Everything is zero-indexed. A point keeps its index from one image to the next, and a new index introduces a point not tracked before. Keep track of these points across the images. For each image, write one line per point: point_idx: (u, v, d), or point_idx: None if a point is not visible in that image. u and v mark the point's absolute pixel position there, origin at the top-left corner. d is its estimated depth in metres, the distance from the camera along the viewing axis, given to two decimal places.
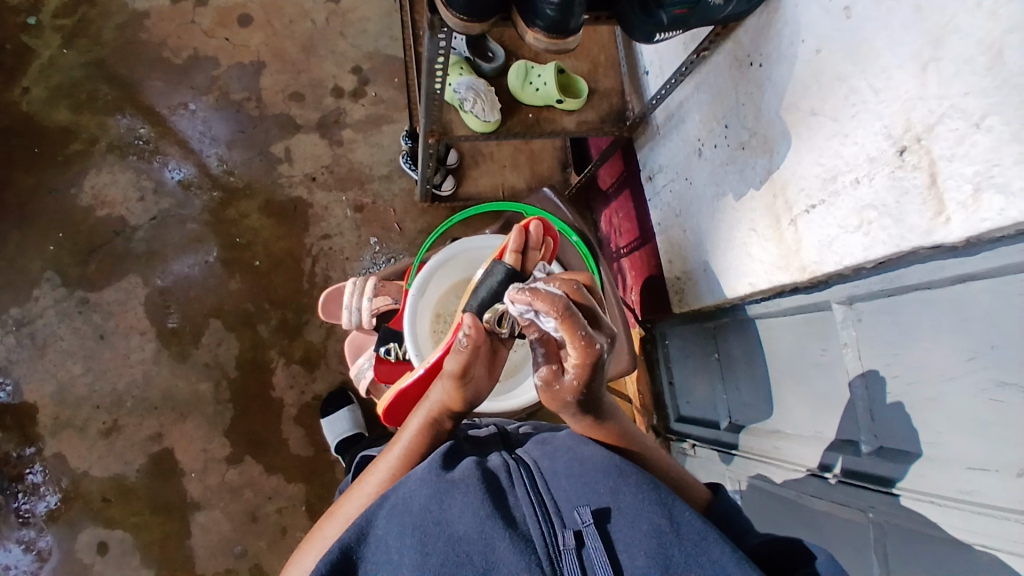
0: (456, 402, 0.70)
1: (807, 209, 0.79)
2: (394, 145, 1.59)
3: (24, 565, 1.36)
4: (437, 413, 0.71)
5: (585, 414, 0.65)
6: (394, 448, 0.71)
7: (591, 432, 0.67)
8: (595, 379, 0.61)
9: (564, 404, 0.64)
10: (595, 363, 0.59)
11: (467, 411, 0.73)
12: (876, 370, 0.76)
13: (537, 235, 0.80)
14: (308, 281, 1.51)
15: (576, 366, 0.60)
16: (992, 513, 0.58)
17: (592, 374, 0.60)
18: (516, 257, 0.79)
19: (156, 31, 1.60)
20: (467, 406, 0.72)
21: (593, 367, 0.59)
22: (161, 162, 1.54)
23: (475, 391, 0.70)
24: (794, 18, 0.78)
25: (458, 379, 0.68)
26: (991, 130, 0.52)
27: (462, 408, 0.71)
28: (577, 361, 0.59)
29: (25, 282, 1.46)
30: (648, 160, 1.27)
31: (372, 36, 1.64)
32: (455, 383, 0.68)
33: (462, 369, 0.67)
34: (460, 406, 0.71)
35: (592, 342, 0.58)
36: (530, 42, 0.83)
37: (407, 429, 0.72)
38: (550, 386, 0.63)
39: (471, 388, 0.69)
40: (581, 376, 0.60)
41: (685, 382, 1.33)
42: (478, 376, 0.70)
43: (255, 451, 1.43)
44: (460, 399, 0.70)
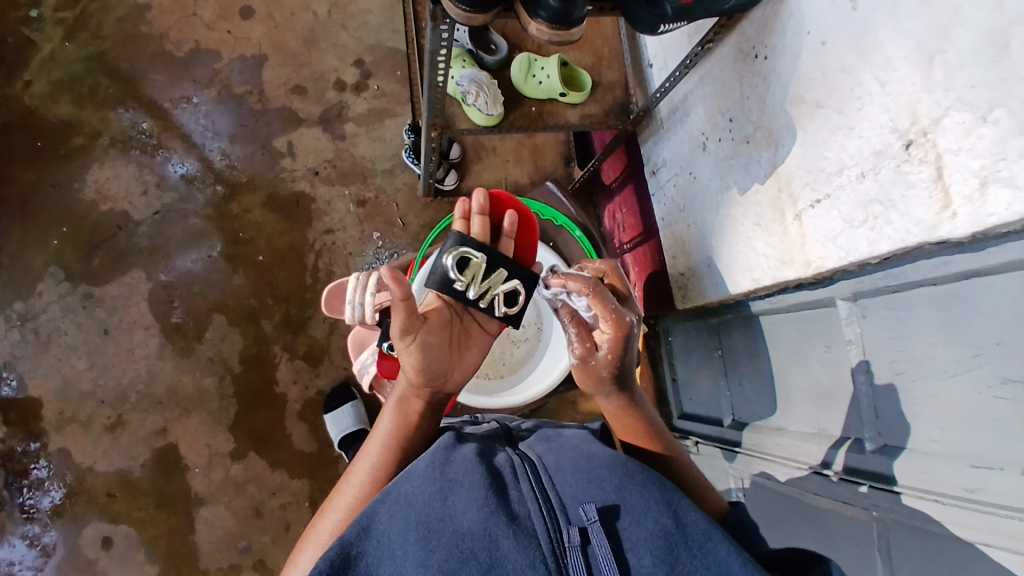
0: (412, 372, 0.72)
1: (812, 204, 0.78)
2: (397, 139, 1.59)
3: (31, 558, 1.37)
4: (405, 394, 0.74)
5: (618, 393, 0.75)
6: (372, 439, 0.72)
7: (619, 415, 0.75)
8: (626, 354, 0.74)
9: (599, 381, 0.75)
10: (625, 334, 0.73)
11: (432, 388, 0.74)
12: (864, 360, 0.78)
13: (477, 202, 0.80)
14: (311, 277, 1.51)
15: (609, 337, 0.73)
16: (995, 511, 0.58)
17: (623, 347, 0.73)
18: (462, 225, 0.82)
19: (158, 25, 1.59)
20: (426, 380, 0.73)
21: (624, 338, 0.73)
22: (163, 156, 1.54)
23: (424, 358, 0.72)
24: (799, 9, 0.77)
25: (401, 341, 0.71)
26: (997, 123, 0.51)
27: (422, 382, 0.73)
28: (610, 335, 0.73)
29: (28, 278, 1.46)
30: (652, 153, 1.26)
31: (373, 28, 1.62)
32: (401, 347, 0.72)
33: (401, 330, 0.70)
34: (417, 376, 0.72)
35: (621, 313, 0.73)
36: (533, 33, 0.82)
37: (382, 418, 0.74)
38: (585, 363, 0.75)
39: (416, 351, 0.71)
40: (614, 349, 0.73)
41: (688, 377, 1.33)
42: (425, 338, 0.72)
43: (259, 446, 1.43)
44: (410, 366, 0.72)
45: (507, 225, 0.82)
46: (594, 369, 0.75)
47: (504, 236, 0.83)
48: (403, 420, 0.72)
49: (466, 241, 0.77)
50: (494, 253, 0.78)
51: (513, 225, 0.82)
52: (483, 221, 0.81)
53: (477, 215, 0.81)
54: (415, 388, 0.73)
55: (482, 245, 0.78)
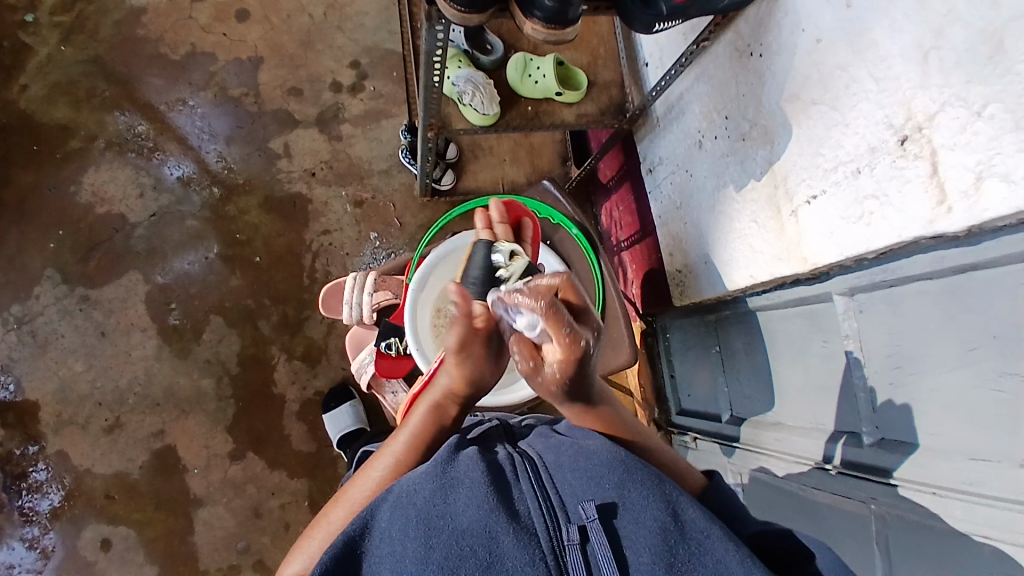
0: (457, 381, 0.69)
1: (808, 201, 0.79)
2: (394, 140, 1.59)
3: (29, 562, 1.37)
4: (443, 399, 0.71)
5: (575, 402, 0.67)
6: (400, 437, 0.70)
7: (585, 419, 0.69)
8: (579, 372, 0.63)
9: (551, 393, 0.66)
10: (580, 358, 0.61)
11: (472, 396, 0.72)
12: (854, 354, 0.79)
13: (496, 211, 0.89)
14: (309, 277, 1.51)
15: (559, 362, 0.61)
16: (991, 504, 0.58)
17: (578, 367, 0.62)
18: (488, 233, 0.88)
19: (154, 27, 1.59)
20: (469, 389, 0.70)
21: (578, 361, 0.61)
22: (160, 158, 1.54)
23: (474, 370, 0.68)
24: (794, 7, 0.77)
25: (456, 352, 0.67)
26: (992, 118, 0.52)
27: (464, 390, 0.70)
28: (561, 359, 0.61)
29: (25, 280, 1.46)
30: (648, 152, 1.26)
31: (370, 29, 1.63)
32: (453, 356, 0.67)
33: (460, 343, 0.66)
34: (461, 385, 0.70)
35: (577, 336, 0.59)
36: (528, 33, 0.82)
37: (413, 415, 0.72)
38: (533, 378, 0.65)
39: (470, 364, 0.67)
40: (565, 371, 0.62)
41: (685, 375, 1.33)
42: (484, 351, 0.67)
43: (257, 447, 1.43)
44: (457, 377, 0.69)
45: (528, 232, 0.93)
46: (543, 384, 0.65)
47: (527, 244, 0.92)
48: (438, 424, 0.71)
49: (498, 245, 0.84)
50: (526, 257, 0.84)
51: (532, 231, 0.94)
52: (505, 229, 0.89)
53: (498, 223, 0.89)
54: (455, 395, 0.71)
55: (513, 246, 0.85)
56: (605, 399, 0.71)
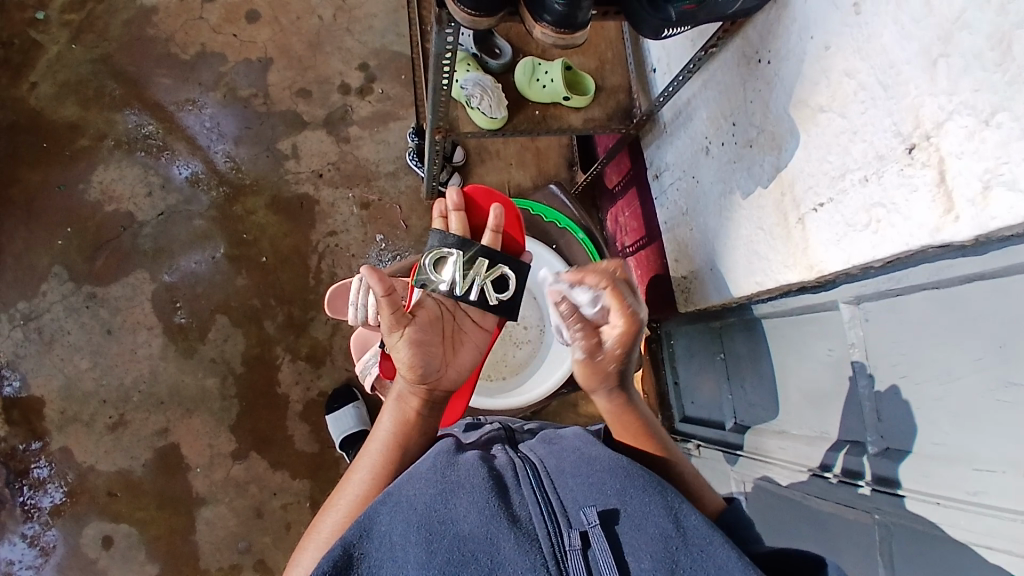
0: (406, 369, 0.73)
1: (815, 208, 0.79)
2: (401, 142, 1.59)
3: (30, 559, 1.37)
4: (401, 392, 0.74)
5: (619, 391, 0.73)
6: (373, 438, 0.71)
7: (616, 414, 0.73)
8: (633, 350, 0.72)
9: (603, 377, 0.73)
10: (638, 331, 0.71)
11: (428, 385, 0.74)
12: (862, 362, 0.79)
13: (450, 201, 0.88)
14: (314, 278, 1.51)
15: (619, 333, 0.71)
16: (996, 513, 0.58)
17: (633, 342, 0.72)
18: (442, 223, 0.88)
19: (164, 28, 1.61)
20: (421, 376, 0.73)
21: (635, 333, 0.71)
22: (168, 158, 1.55)
23: (417, 354, 0.73)
24: (802, 14, 0.77)
25: (393, 339, 0.74)
26: (1000, 127, 0.52)
27: (417, 379, 0.73)
28: (621, 330, 0.71)
29: (32, 278, 1.47)
30: (655, 158, 1.26)
31: (378, 32, 1.64)
32: (393, 344, 0.74)
33: (391, 324, 0.74)
34: (411, 371, 0.73)
35: (636, 309, 0.71)
36: (538, 36, 0.82)
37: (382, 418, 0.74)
38: (591, 357, 0.72)
39: (407, 346, 0.73)
40: (623, 345, 0.71)
41: (690, 381, 1.33)
42: (414, 332, 0.74)
43: (260, 447, 1.43)
44: (404, 361, 0.73)
45: (489, 220, 0.86)
46: (599, 363, 0.72)
47: (491, 232, 0.86)
48: (402, 416, 0.72)
49: (447, 241, 0.84)
50: (472, 248, 0.84)
51: (498, 219, 0.85)
52: (460, 216, 0.88)
53: (453, 213, 0.88)
54: (412, 387, 0.74)
55: (461, 240, 0.84)
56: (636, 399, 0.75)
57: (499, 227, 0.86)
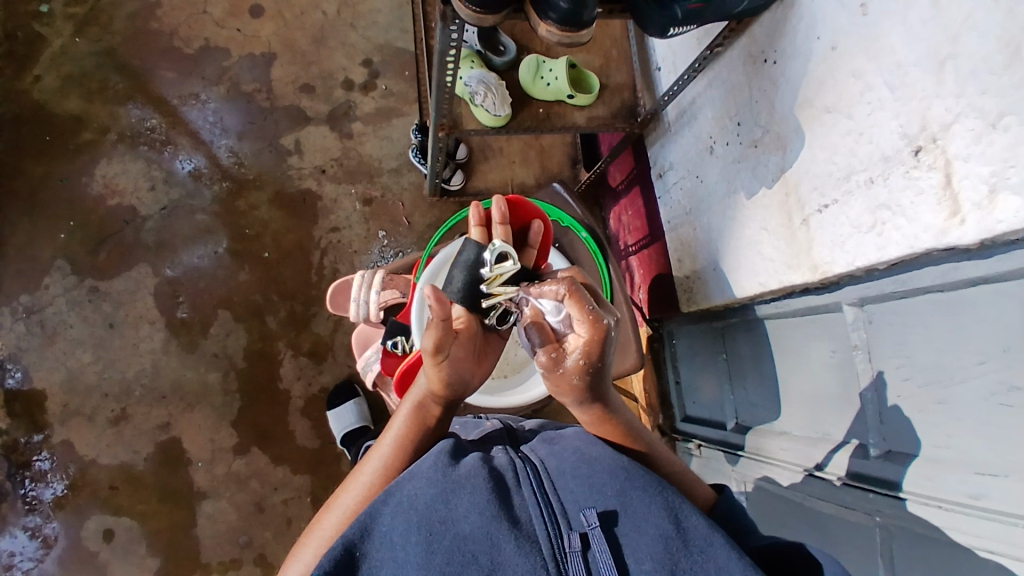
0: (436, 385, 0.69)
1: (819, 209, 0.78)
2: (404, 138, 1.59)
3: (30, 552, 1.38)
4: (424, 398, 0.70)
5: (593, 400, 0.67)
6: (387, 437, 0.71)
7: (596, 420, 0.69)
8: (601, 358, 0.63)
9: (572, 388, 0.65)
10: (604, 339, 0.62)
11: (455, 396, 0.70)
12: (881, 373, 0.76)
13: (498, 211, 0.75)
14: (316, 274, 1.51)
15: (583, 341, 0.63)
16: (996, 517, 0.58)
17: (601, 351, 0.63)
18: (480, 232, 0.76)
19: (168, 21, 1.60)
20: (449, 392, 0.69)
21: (601, 342, 0.62)
22: (171, 152, 1.55)
23: (453, 375, 0.68)
24: (809, 14, 0.77)
25: (431, 358, 0.66)
26: (1008, 130, 0.51)
27: (446, 393, 0.69)
28: (584, 339, 0.62)
29: (35, 270, 1.47)
30: (659, 156, 1.26)
31: (382, 28, 1.63)
32: (431, 363, 0.66)
33: (435, 347, 0.65)
34: (441, 388, 0.69)
35: (599, 315, 0.62)
36: (542, 34, 0.82)
37: (399, 415, 0.72)
38: (553, 371, 0.65)
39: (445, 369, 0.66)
40: (588, 356, 0.63)
41: (691, 381, 1.33)
42: (456, 356, 0.67)
43: (261, 442, 1.43)
44: (436, 380, 0.67)
45: (530, 236, 0.82)
46: (563, 377, 0.65)
47: (529, 250, 0.82)
48: (421, 425, 0.71)
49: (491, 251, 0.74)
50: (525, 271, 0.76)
51: (537, 237, 0.82)
52: (505, 231, 0.76)
53: (497, 225, 0.76)
54: (437, 397, 0.70)
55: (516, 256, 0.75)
56: (617, 407, 0.69)
57: (535, 247, 0.83)
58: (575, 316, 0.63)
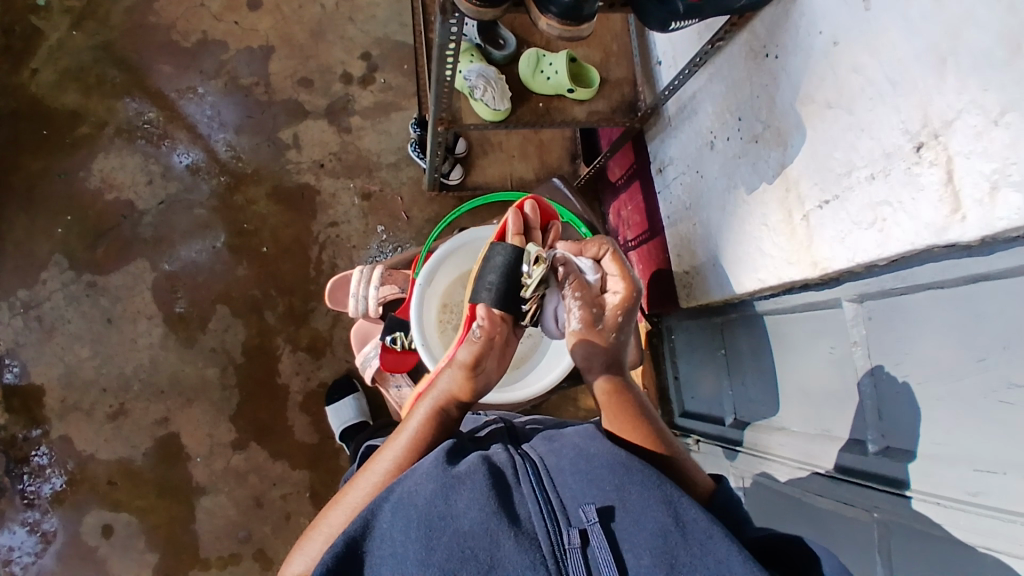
0: (463, 393, 0.73)
1: (820, 205, 0.78)
2: (403, 133, 1.58)
3: (30, 547, 1.38)
4: (445, 401, 0.73)
5: (610, 362, 0.75)
6: (400, 437, 0.70)
7: (608, 388, 0.74)
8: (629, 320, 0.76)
9: (599, 343, 0.75)
10: (634, 302, 0.76)
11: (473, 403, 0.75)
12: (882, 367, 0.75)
13: None
14: (315, 269, 1.51)
15: (619, 299, 0.76)
16: (997, 514, 0.58)
17: (630, 312, 0.76)
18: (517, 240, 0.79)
19: (165, 14, 1.59)
20: (473, 398, 0.74)
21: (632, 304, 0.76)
22: (169, 147, 1.54)
23: (483, 384, 0.73)
24: (811, 8, 0.77)
25: (468, 366, 0.71)
26: (1010, 126, 0.51)
27: (468, 401, 0.74)
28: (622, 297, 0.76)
29: (32, 265, 1.47)
30: (659, 152, 1.25)
31: (380, 21, 1.62)
32: (467, 370, 0.71)
33: (475, 357, 0.71)
34: (467, 396, 0.73)
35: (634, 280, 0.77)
36: (543, 28, 0.81)
37: (413, 417, 0.72)
38: (590, 323, 0.75)
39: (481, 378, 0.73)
40: (622, 315, 0.75)
41: (690, 376, 1.33)
42: (490, 369, 0.73)
43: (260, 437, 1.43)
44: (467, 386, 0.72)
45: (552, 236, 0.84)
46: (598, 330, 0.75)
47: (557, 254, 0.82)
48: (440, 427, 0.71)
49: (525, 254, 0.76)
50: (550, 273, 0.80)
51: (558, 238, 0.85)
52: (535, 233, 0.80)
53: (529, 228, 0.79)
54: (459, 402, 0.73)
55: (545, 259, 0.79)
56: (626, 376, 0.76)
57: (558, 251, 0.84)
58: (613, 274, 0.77)
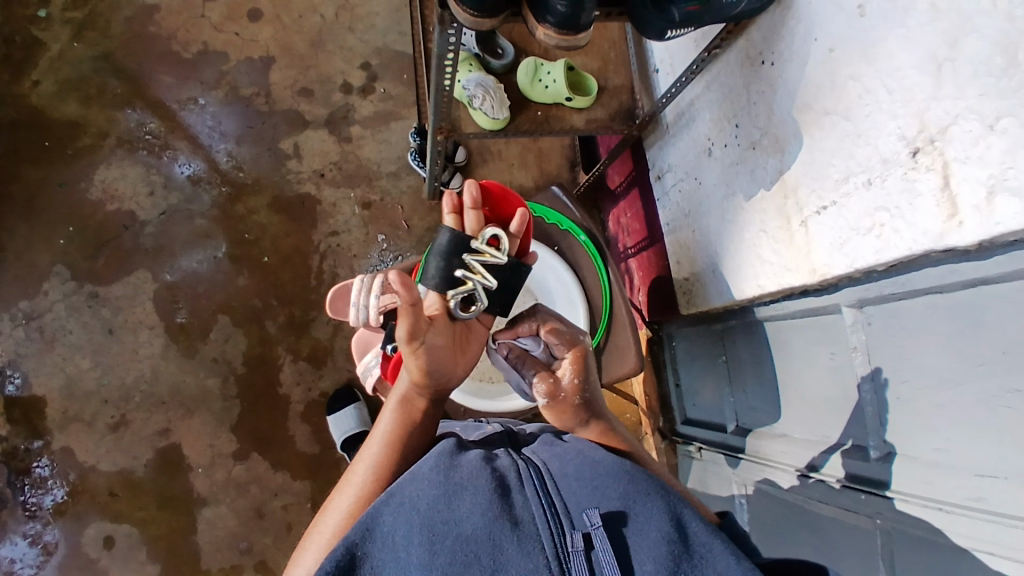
0: (417, 374, 0.72)
1: (818, 211, 0.78)
2: (403, 142, 1.59)
3: (30, 559, 1.38)
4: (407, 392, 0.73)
5: (595, 420, 0.72)
6: (374, 434, 0.71)
7: (604, 439, 0.70)
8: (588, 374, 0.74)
9: (574, 413, 0.72)
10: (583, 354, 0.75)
11: (436, 387, 0.74)
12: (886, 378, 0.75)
13: (468, 196, 0.74)
14: (316, 278, 1.51)
15: (568, 362, 0.74)
16: (996, 519, 0.58)
17: (584, 367, 0.74)
18: (455, 220, 0.76)
19: (166, 26, 1.60)
20: (430, 380, 0.72)
21: (583, 358, 0.74)
22: (170, 157, 1.54)
23: (430, 361, 0.71)
24: (806, 16, 0.77)
25: (408, 345, 0.70)
26: (1005, 132, 0.51)
27: (427, 384, 0.73)
28: (570, 359, 0.74)
29: (34, 276, 1.47)
30: (657, 159, 1.26)
31: (380, 31, 1.63)
32: (408, 349, 0.70)
33: (410, 333, 0.69)
34: (422, 377, 0.72)
35: (575, 334, 0.76)
36: (540, 38, 0.82)
37: (384, 413, 0.73)
38: (554, 399, 0.73)
39: (423, 353, 0.70)
40: (578, 372, 0.73)
41: (691, 384, 1.33)
42: (433, 345, 0.71)
43: (261, 447, 1.43)
44: (416, 367, 0.71)
45: (514, 224, 0.77)
46: (565, 401, 0.73)
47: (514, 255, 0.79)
48: (406, 415, 0.72)
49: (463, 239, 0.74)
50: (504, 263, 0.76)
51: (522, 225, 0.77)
52: (477, 215, 0.75)
53: (469, 210, 0.75)
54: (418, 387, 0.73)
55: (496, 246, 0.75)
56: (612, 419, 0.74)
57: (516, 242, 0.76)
58: (554, 343, 0.75)
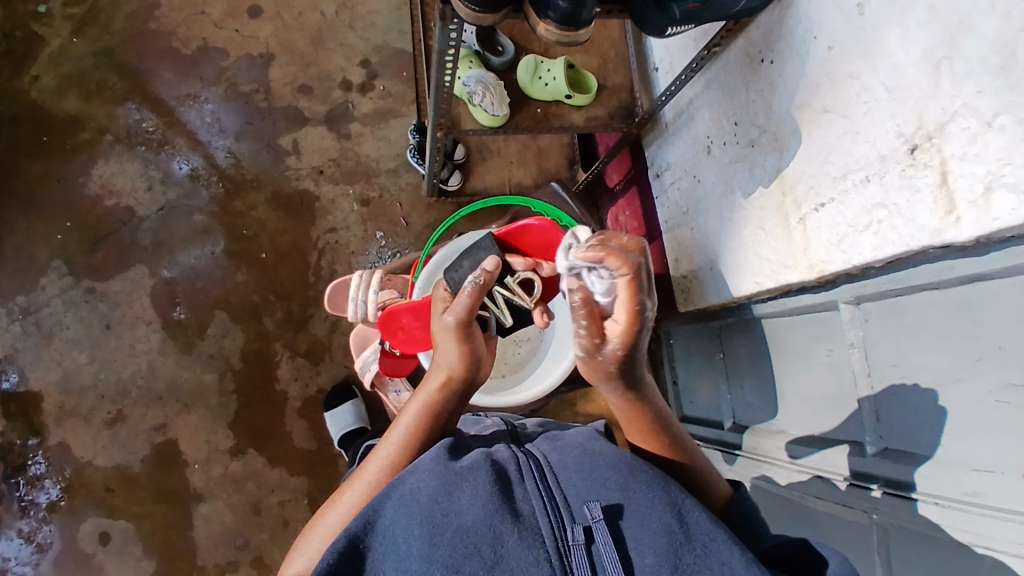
0: (458, 366, 0.72)
1: (816, 208, 0.79)
2: (402, 139, 1.59)
3: (25, 554, 1.37)
4: (441, 389, 0.72)
5: (626, 388, 0.71)
6: (393, 434, 0.70)
7: (631, 407, 0.72)
8: (637, 347, 0.66)
9: (606, 373, 0.69)
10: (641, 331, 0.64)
11: (473, 381, 0.74)
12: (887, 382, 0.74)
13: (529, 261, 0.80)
14: (314, 275, 1.51)
15: (620, 329, 0.64)
16: (993, 513, 0.58)
17: (637, 342, 0.65)
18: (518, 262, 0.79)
19: (166, 21, 1.60)
20: (470, 369, 0.72)
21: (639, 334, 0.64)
22: (169, 153, 1.54)
23: (476, 346, 0.72)
24: (807, 15, 0.78)
25: (460, 329, 0.70)
26: (1002, 129, 0.52)
27: (464, 374, 0.72)
28: (624, 328, 0.64)
29: (31, 271, 1.47)
30: (656, 157, 1.26)
31: (380, 29, 1.64)
32: (461, 332, 0.70)
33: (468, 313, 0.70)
34: (463, 368, 0.72)
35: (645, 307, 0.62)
36: (541, 34, 0.82)
37: (405, 415, 0.72)
38: (591, 356, 0.68)
39: (474, 336, 0.72)
40: (626, 347, 0.65)
41: (689, 382, 1.33)
42: (478, 334, 0.73)
43: (258, 443, 1.43)
44: (462, 354, 0.71)
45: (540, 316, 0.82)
46: (601, 363, 0.68)
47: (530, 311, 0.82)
48: (433, 413, 0.71)
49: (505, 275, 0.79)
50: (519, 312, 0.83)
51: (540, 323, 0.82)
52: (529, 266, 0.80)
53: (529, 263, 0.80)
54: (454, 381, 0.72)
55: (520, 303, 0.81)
56: (648, 392, 0.72)
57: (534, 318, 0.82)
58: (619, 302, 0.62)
